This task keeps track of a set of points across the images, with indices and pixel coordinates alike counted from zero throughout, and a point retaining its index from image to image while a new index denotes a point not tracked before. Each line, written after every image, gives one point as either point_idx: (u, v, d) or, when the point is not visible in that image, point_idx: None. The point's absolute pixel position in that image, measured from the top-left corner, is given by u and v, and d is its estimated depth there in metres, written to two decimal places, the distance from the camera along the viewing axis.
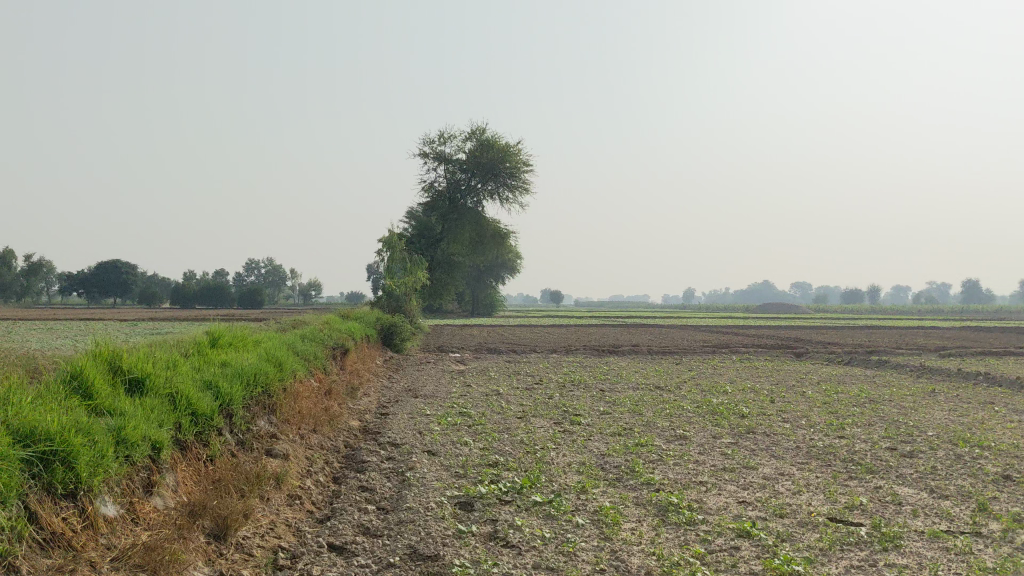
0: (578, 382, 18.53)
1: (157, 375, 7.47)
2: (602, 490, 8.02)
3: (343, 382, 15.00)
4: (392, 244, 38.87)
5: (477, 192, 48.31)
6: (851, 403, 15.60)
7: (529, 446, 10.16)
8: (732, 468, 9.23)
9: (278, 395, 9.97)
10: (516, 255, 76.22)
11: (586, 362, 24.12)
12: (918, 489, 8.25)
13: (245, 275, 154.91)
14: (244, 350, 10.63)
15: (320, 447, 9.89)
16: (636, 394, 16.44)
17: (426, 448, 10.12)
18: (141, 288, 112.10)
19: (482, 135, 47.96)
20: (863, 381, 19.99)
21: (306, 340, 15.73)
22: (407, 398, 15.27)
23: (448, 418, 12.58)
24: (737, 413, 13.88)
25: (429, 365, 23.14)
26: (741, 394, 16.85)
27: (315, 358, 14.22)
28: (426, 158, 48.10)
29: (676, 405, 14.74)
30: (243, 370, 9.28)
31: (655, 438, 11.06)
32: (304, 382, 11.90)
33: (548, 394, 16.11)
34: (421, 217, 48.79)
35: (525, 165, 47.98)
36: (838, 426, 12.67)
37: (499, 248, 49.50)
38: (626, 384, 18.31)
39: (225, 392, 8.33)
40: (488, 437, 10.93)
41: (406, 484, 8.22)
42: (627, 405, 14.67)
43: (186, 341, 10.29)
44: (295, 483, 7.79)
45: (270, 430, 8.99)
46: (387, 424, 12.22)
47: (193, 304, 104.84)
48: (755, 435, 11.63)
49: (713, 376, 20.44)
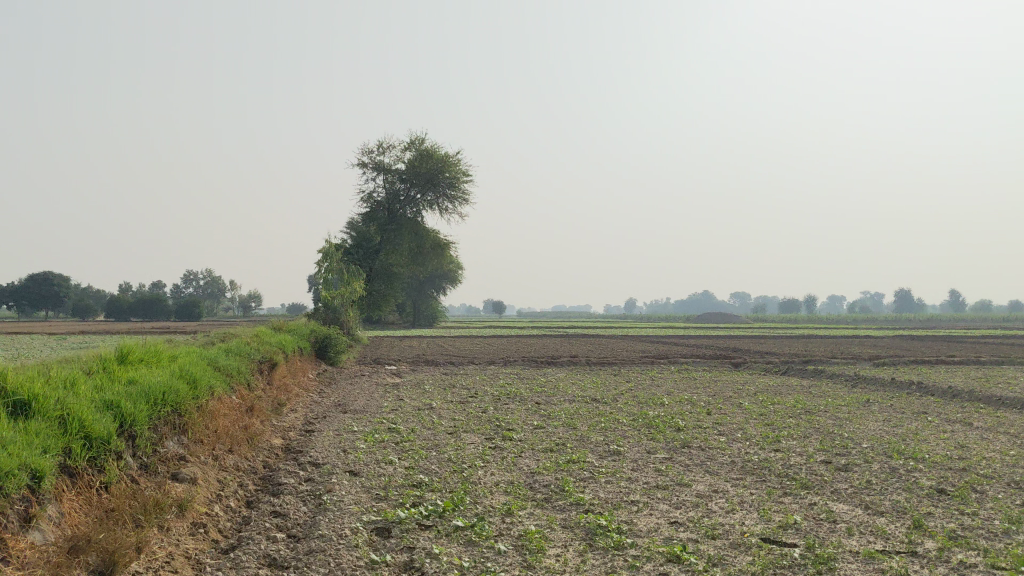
0: (514, 395, 18.19)
1: (48, 396, 6.94)
2: (529, 512, 7.66)
3: (268, 398, 14.42)
4: (328, 256, 38.14)
5: (416, 202, 47.76)
6: (788, 414, 15.49)
7: (456, 465, 9.77)
8: (666, 486, 8.94)
9: (191, 414, 9.44)
10: (457, 266, 75.89)
11: (524, 374, 23.76)
12: (854, 505, 8.04)
13: (183, 286, 152.03)
14: (155, 367, 10.05)
15: (235, 468, 9.37)
16: (572, 407, 16.14)
17: (347, 468, 9.66)
18: (74, 301, 109.16)
19: (421, 144, 47.43)
20: (800, 391, 19.96)
21: (230, 353, 15.11)
22: (336, 413, 14.76)
23: (375, 435, 12.12)
24: (673, 426, 13.64)
25: (363, 378, 22.60)
26: (678, 406, 16.65)
27: (238, 373, 13.64)
28: (364, 168, 47.43)
29: (612, 418, 14.46)
30: (151, 389, 8.73)
31: (588, 454, 10.74)
32: (223, 399, 11.33)
33: (482, 408, 15.71)
34: (359, 227, 48.05)
35: (464, 175, 47.59)
36: (774, 438, 12.49)
37: (438, 259, 49.03)
38: (563, 396, 17.99)
39: (128, 411, 7.80)
40: (415, 455, 10.50)
41: (322, 509, 7.76)
42: (562, 418, 14.35)
43: (91, 358, 9.68)
44: (202, 510, 7.29)
45: (179, 452, 8.46)
46: (312, 442, 11.72)
47: (127, 316, 102.34)
48: (690, 449, 11.38)
49: (651, 387, 20.24)
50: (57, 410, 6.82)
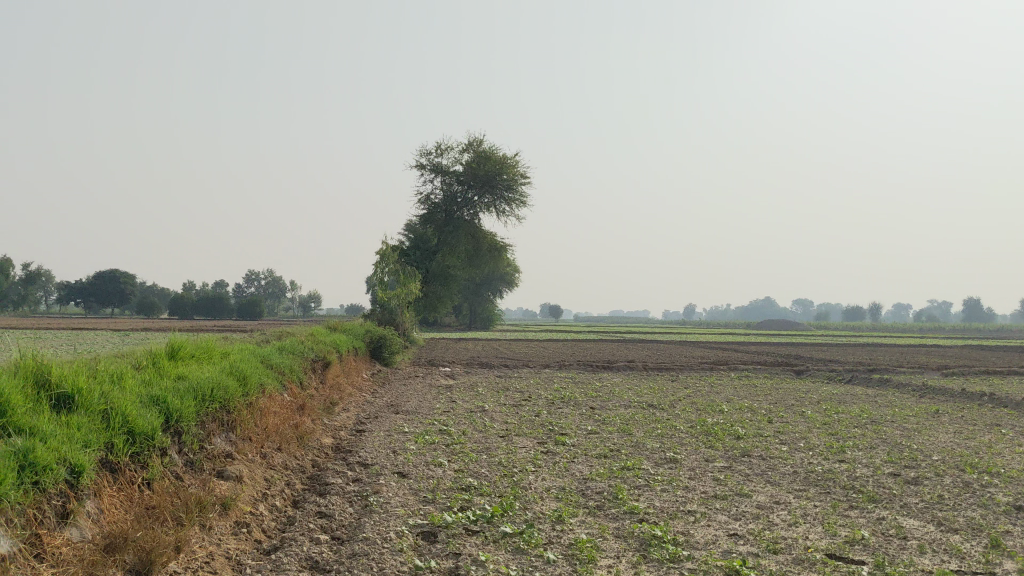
0: (568, 398, 17.88)
1: (92, 390, 6.87)
2: (580, 520, 7.36)
3: (320, 397, 14.35)
4: (385, 257, 38.20)
5: (474, 204, 47.68)
6: (853, 424, 14.94)
7: (507, 469, 9.52)
8: (724, 496, 8.57)
9: (240, 410, 9.32)
10: (514, 268, 75.84)
11: (579, 378, 23.42)
12: (925, 521, 7.60)
13: (245, 286, 154.45)
14: (205, 363, 9.97)
15: (283, 467, 9.24)
16: (628, 412, 15.78)
17: (396, 469, 9.46)
18: (140, 299, 111.51)
19: (480, 146, 47.33)
20: (864, 401, 19.31)
21: (283, 352, 15.07)
22: (388, 414, 14.61)
23: (426, 436, 11.94)
24: (732, 434, 13.22)
25: (417, 379, 22.47)
26: (737, 413, 16.19)
27: (291, 371, 13.58)
28: (423, 170, 47.48)
29: (668, 425, 14.07)
30: (199, 385, 8.64)
31: (643, 461, 10.41)
32: (274, 397, 11.23)
33: (535, 411, 15.45)
34: (416, 229, 48.13)
35: (522, 177, 47.38)
36: (839, 449, 12.01)
37: (495, 261, 48.88)
38: (618, 401, 17.62)
39: (174, 407, 7.69)
40: (465, 458, 10.28)
41: (368, 511, 7.56)
42: (617, 424, 14.01)
43: (141, 353, 9.65)
44: (246, 509, 7.14)
45: (226, 449, 8.34)
46: (362, 442, 11.56)
47: (190, 314, 104.24)
48: (750, 458, 10.97)
49: (709, 394, 19.76)
50: (100, 404, 6.72)
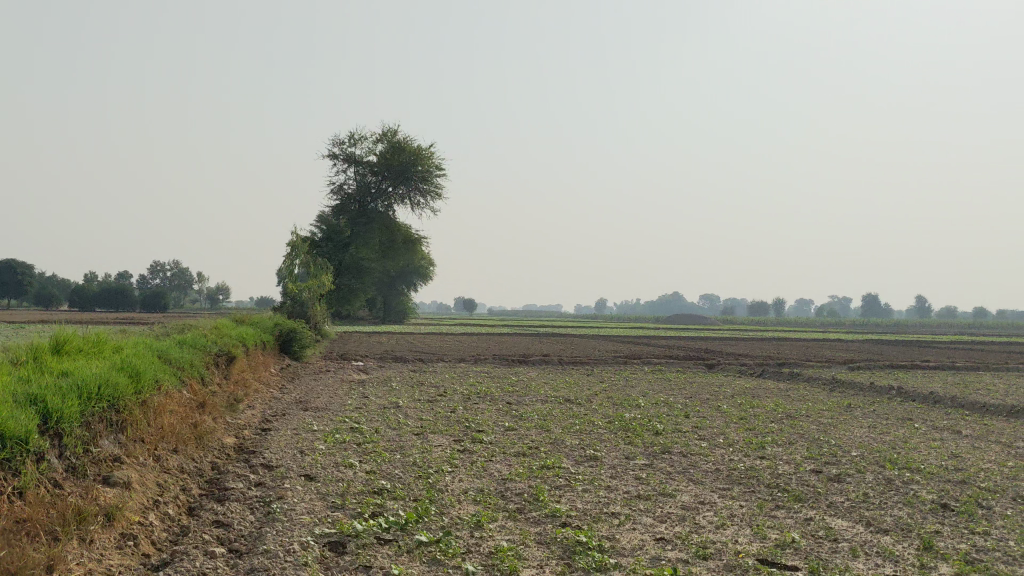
0: (484, 393, 17.43)
1: None
2: (500, 526, 6.92)
3: (223, 394, 13.60)
4: (296, 248, 37.17)
5: (388, 195, 46.85)
6: (769, 418, 14.86)
7: (422, 470, 9.02)
8: (648, 496, 8.24)
9: (132, 410, 8.60)
10: (429, 261, 75.15)
11: (495, 372, 23.02)
12: (853, 521, 7.38)
13: (150, 277, 149.82)
14: (94, 358, 9.20)
15: (178, 471, 8.55)
16: (545, 407, 15.43)
17: (302, 471, 8.88)
18: (37, 290, 107.02)
19: (394, 137, 46.51)
20: (778, 395, 19.41)
21: (185, 346, 14.24)
22: (295, 411, 13.93)
23: (336, 435, 11.35)
24: (652, 429, 12.97)
25: (328, 374, 21.74)
26: (654, 408, 15.98)
27: (191, 366, 12.82)
28: (336, 159, 46.43)
29: (587, 421, 13.74)
30: (85, 382, 7.91)
31: (564, 459, 10.03)
32: (172, 395, 10.50)
33: (450, 407, 14.96)
34: (328, 220, 47.05)
35: (437, 169, 46.70)
36: (758, 444, 11.86)
37: (409, 254, 48.12)
38: (534, 396, 17.26)
39: (54, 406, 6.97)
40: (377, 458, 9.73)
41: (270, 519, 6.98)
42: (534, 420, 13.62)
43: (22, 347, 8.83)
44: (134, 518, 6.49)
45: (115, 453, 7.64)
46: (266, 442, 10.91)
47: (91, 305, 100.54)
48: (671, 455, 10.69)
49: (626, 388, 19.55)
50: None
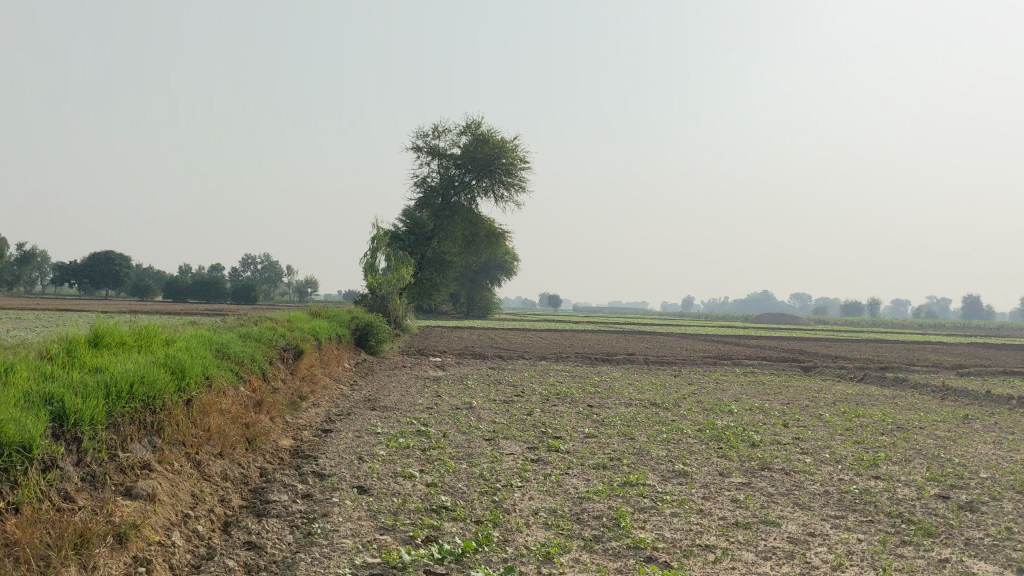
0: (563, 394, 16.39)
1: None
2: (574, 560, 5.87)
3: (286, 391, 12.88)
4: (378, 241, 36.73)
5: (471, 188, 46.08)
6: (879, 431, 13.44)
7: (488, 484, 8.03)
8: (748, 526, 7.13)
9: (172, 410, 7.84)
10: (512, 256, 74.41)
11: (576, 371, 21.95)
12: (1000, 566, 6.12)
13: (242, 271, 152.92)
14: (135, 354, 8.46)
15: (219, 479, 7.73)
16: (629, 412, 14.32)
17: (355, 482, 7.98)
18: (134, 281, 109.93)
19: (478, 130, 45.73)
20: (884, 403, 17.86)
21: (248, 339, 13.57)
22: (361, 411, 13.10)
23: (399, 439, 10.45)
24: (747, 440, 11.77)
25: (403, 370, 20.99)
26: (748, 415, 14.73)
27: (252, 361, 12.11)
28: (419, 153, 45.86)
29: (674, 429, 12.57)
30: (116, 378, 7.14)
31: (650, 475, 8.93)
32: (225, 393, 9.76)
33: (526, 409, 13.95)
34: (411, 214, 46.59)
35: (521, 161, 45.69)
36: (870, 461, 10.56)
37: (493, 249, 47.27)
38: (618, 399, 16.14)
39: (72, 406, 6.19)
40: (441, 468, 8.79)
41: (309, 543, 6.06)
42: (616, 426, 12.52)
43: (55, 340, 8.13)
44: (152, 538, 5.66)
45: (144, 458, 6.85)
46: (324, 445, 10.08)
47: (185, 296, 102.89)
48: (771, 473, 9.48)
49: (716, 392, 18.27)
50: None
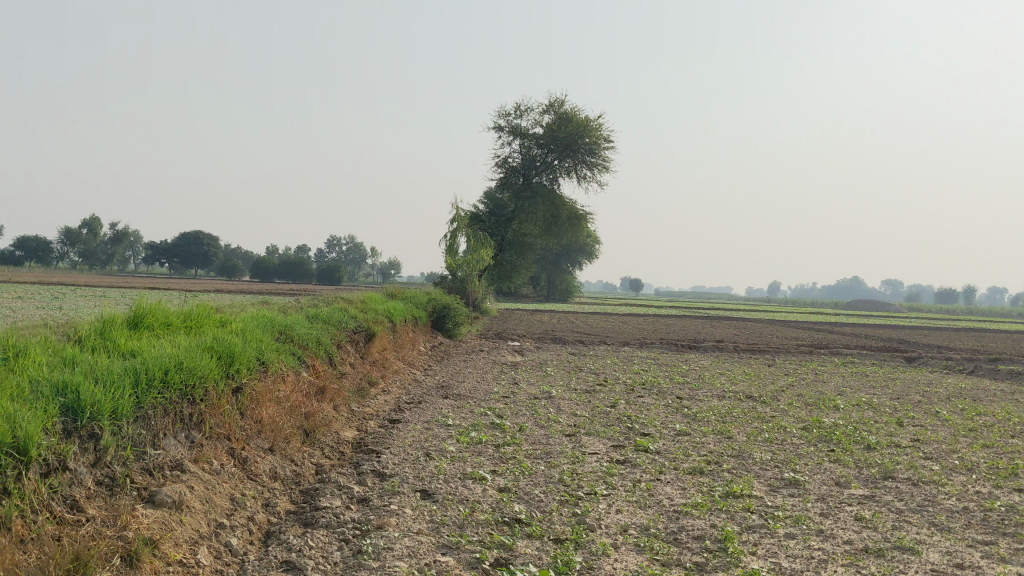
0: (649, 385, 15.23)
1: None
2: None
3: (354, 376, 12.06)
4: (458, 222, 35.92)
5: (553, 169, 44.96)
6: (1010, 433, 11.93)
7: (570, 492, 7.00)
8: (879, 552, 5.97)
9: (216, 401, 6.99)
10: (595, 240, 73.24)
11: (663, 359, 20.74)
12: None
13: (327, 252, 154.92)
14: (180, 336, 7.67)
15: (265, 478, 6.84)
16: (722, 405, 13.12)
17: (418, 485, 7.01)
18: (223, 261, 111.96)
19: (561, 108, 44.56)
20: (1006, 400, 16.21)
21: (315, 320, 12.75)
22: (433, 399, 12.19)
23: (470, 433, 9.48)
24: (860, 442, 10.49)
25: (480, 354, 20.08)
26: (855, 411, 13.39)
27: (317, 344, 11.28)
28: (500, 132, 44.90)
29: (776, 426, 11.34)
30: (148, 364, 6.31)
31: (755, 484, 7.78)
32: (282, 380, 8.90)
33: (610, 401, 12.84)
34: (492, 194, 45.69)
35: (606, 141, 44.26)
36: (1008, 470, 9.17)
37: (575, 231, 45.99)
38: (710, 390, 14.92)
39: (89, 397, 5.34)
40: (516, 469, 7.78)
41: (355, 565, 5.10)
42: (711, 422, 11.35)
43: (90, 322, 7.37)
44: (171, 557, 4.80)
45: (178, 457, 6.00)
46: (391, 437, 9.18)
47: (271, 277, 104.41)
48: (896, 484, 8.21)
49: (816, 384, 16.86)
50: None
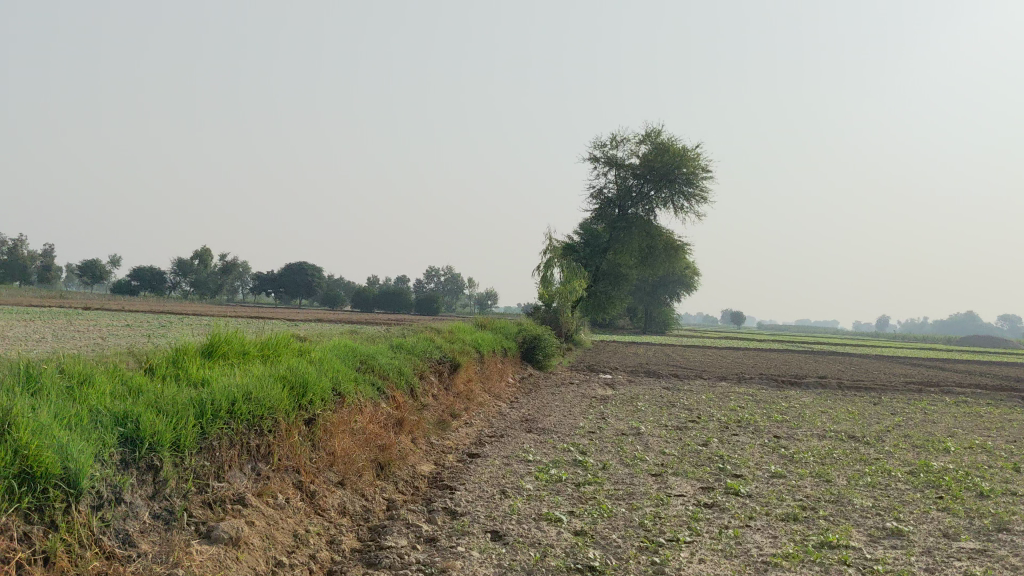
0: (744, 422, 14.62)
1: None
2: None
3: (436, 407, 11.87)
4: (551, 253, 35.73)
5: (650, 200, 44.43)
6: None
7: (650, 537, 6.58)
8: None
9: (287, 432, 6.84)
10: (694, 271, 72.11)
11: (760, 395, 19.97)
12: None
13: (426, 283, 156.89)
14: (253, 366, 7.57)
15: (333, 512, 6.63)
16: (821, 446, 12.43)
17: (489, 525, 6.71)
18: (325, 291, 114.47)
19: (658, 138, 44.08)
20: None
21: (399, 350, 12.64)
22: (516, 433, 11.89)
23: (551, 470, 9.14)
24: (973, 489, 9.72)
25: (570, 387, 19.70)
26: (967, 454, 12.52)
27: (399, 375, 11.13)
28: (596, 163, 44.67)
29: (879, 470, 10.63)
30: (215, 395, 6.19)
31: (854, 533, 7.21)
32: (359, 411, 8.73)
33: (702, 439, 12.31)
34: (587, 225, 45.42)
35: (704, 171, 43.52)
36: None
37: (672, 263, 45.24)
38: (809, 430, 14.20)
39: (149, 428, 5.22)
40: (596, 511, 7.40)
41: None
42: (809, 464, 10.72)
43: (165, 351, 7.33)
44: None
45: (242, 490, 5.84)
46: (468, 473, 8.91)
47: (371, 307, 106.21)
48: (1013, 537, 7.50)
49: (925, 425, 15.90)
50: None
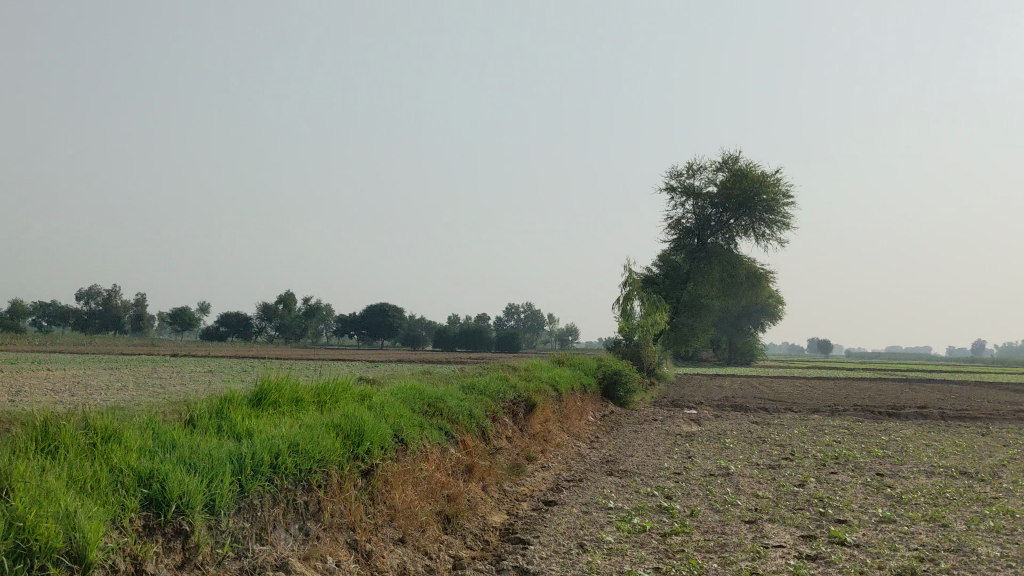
0: (843, 459, 13.57)
1: None
2: None
3: (509, 451, 11.21)
4: (630, 285, 34.90)
5: (729, 228, 43.36)
6: None
7: None
8: None
9: (340, 486, 6.23)
10: (779, 301, 70.29)
11: (857, 428, 18.76)
12: None
13: (507, 320, 156.98)
14: (303, 414, 7.04)
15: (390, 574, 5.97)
16: (931, 484, 11.34)
17: None
18: (406, 332, 115.15)
19: (736, 165, 43.05)
20: None
21: (470, 391, 12.05)
22: (596, 477, 11.12)
23: (633, 519, 8.35)
24: None
25: (653, 424, 18.81)
26: None
27: (469, 417, 10.50)
28: (673, 192, 43.80)
29: (1002, 511, 9.54)
30: (254, 449, 5.63)
31: None
32: (424, 459, 8.12)
33: (798, 479, 11.36)
34: (666, 256, 44.42)
35: (785, 197, 42.24)
36: None
37: (755, 292, 43.89)
38: (916, 466, 13.07)
39: (177, 487, 4.67)
40: (685, 568, 6.60)
41: None
42: (922, 506, 9.70)
43: (210, 400, 6.86)
44: None
45: (286, 554, 5.25)
46: (542, 524, 8.18)
47: (452, 346, 106.44)
48: None
49: None
50: None
